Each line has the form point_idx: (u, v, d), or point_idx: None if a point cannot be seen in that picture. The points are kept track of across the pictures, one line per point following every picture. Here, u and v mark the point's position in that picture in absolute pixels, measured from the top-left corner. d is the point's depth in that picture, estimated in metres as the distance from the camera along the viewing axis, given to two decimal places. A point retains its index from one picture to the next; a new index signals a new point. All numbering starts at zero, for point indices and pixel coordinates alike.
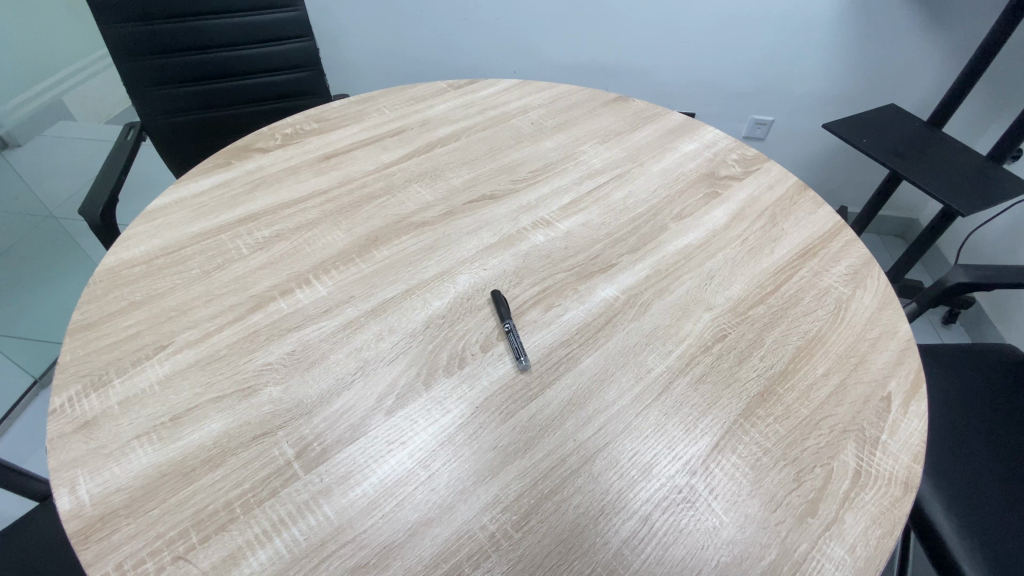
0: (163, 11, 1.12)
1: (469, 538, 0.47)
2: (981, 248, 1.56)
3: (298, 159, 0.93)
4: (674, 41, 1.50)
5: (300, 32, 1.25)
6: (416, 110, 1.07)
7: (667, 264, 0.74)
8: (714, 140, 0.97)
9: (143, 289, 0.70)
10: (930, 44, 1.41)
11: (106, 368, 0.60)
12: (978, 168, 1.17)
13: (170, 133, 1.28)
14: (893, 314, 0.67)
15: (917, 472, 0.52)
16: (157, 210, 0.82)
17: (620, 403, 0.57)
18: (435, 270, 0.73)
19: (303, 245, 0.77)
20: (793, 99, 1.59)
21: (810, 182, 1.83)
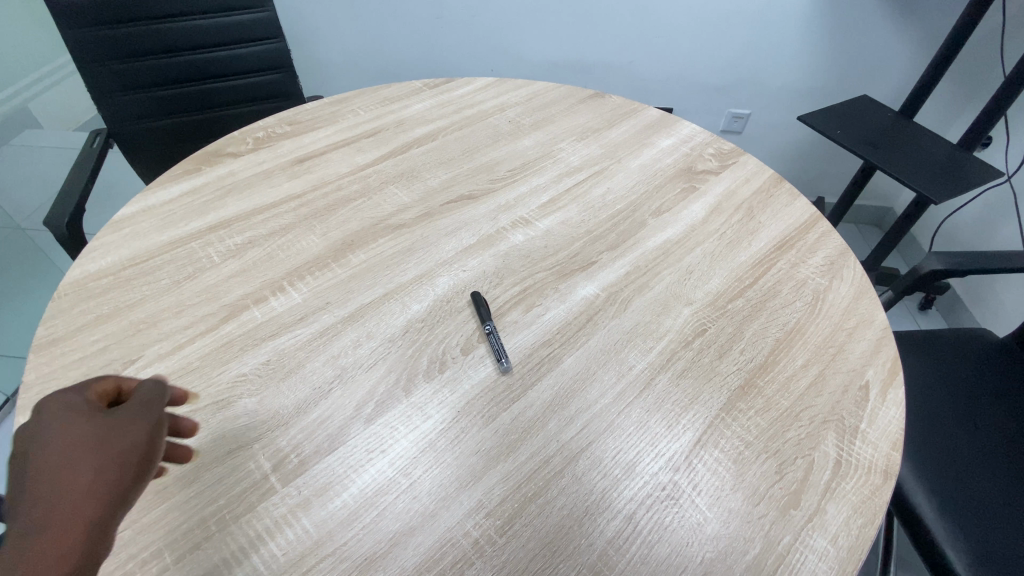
0: (125, 14, 1.09)
1: (452, 545, 0.47)
2: (954, 234, 1.59)
3: (270, 163, 0.91)
4: (648, 37, 1.50)
5: (269, 33, 1.22)
6: (391, 110, 1.05)
7: (646, 259, 0.74)
8: (690, 134, 0.98)
9: (111, 301, 0.67)
10: (899, 36, 1.43)
11: (72, 386, 0.58)
12: (950, 156, 1.19)
13: (138, 139, 1.24)
14: (870, 303, 0.68)
15: (896, 460, 0.52)
16: (123, 220, 0.80)
17: (603, 402, 0.57)
18: (414, 273, 0.72)
19: (276, 251, 0.75)
20: (768, 91, 1.61)
21: (787, 173, 1.85)
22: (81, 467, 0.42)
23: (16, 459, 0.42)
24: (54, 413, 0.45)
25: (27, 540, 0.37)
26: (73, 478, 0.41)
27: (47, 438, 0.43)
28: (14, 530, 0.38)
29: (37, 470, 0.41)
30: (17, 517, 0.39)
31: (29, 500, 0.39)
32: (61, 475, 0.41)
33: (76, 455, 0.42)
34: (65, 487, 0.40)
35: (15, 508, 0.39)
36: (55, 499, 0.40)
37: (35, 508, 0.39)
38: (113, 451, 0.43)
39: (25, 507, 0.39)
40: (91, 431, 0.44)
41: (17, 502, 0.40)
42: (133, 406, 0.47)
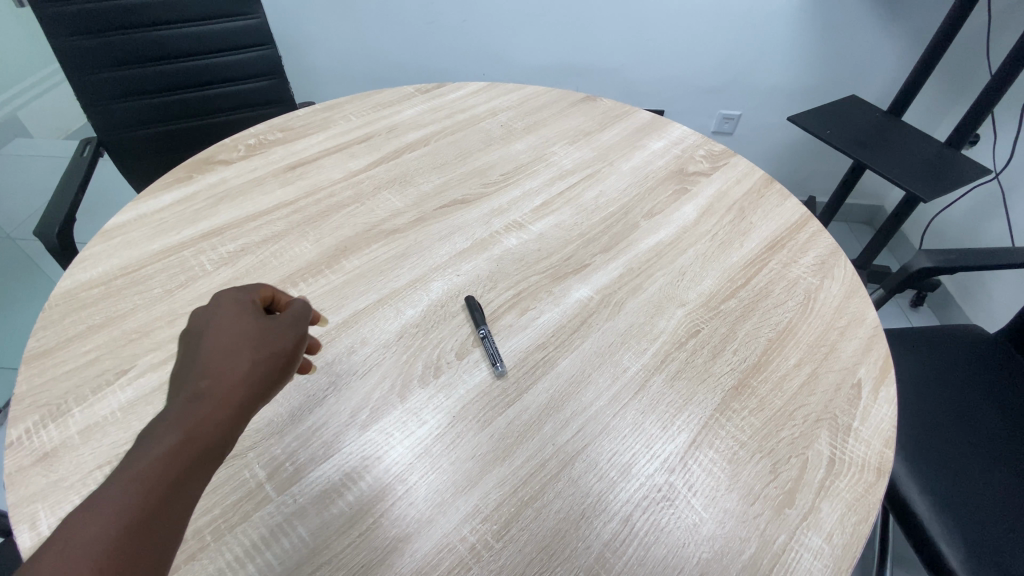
0: (115, 22, 1.09)
1: (449, 551, 0.47)
2: (944, 231, 1.61)
3: (263, 170, 0.91)
4: (638, 40, 1.51)
5: (261, 40, 1.22)
6: (383, 115, 1.05)
7: (639, 261, 0.74)
8: (682, 136, 0.98)
9: (102, 311, 0.67)
10: (886, 36, 1.45)
11: (64, 397, 0.58)
12: (938, 154, 1.21)
13: (129, 147, 1.24)
14: (860, 301, 0.69)
15: (889, 457, 0.53)
16: (114, 229, 0.79)
17: (598, 404, 0.57)
18: (408, 278, 0.72)
19: (269, 258, 0.75)
20: (758, 92, 1.62)
21: (779, 173, 1.86)
22: (239, 359, 0.43)
23: (188, 335, 0.45)
24: (224, 305, 0.47)
25: (188, 408, 0.39)
26: (232, 367, 0.42)
27: (215, 323, 0.45)
28: (179, 395, 0.40)
29: (202, 348, 0.43)
30: (181, 384, 0.41)
31: (192, 371, 0.42)
32: (221, 358, 0.43)
33: (235, 344, 0.44)
34: (221, 368, 0.42)
35: (180, 376, 0.42)
36: (212, 378, 0.41)
37: (197, 380, 0.41)
38: (263, 350, 0.45)
39: (189, 376, 0.41)
40: (252, 327, 0.45)
41: (182, 370, 0.42)
42: (286, 319, 0.48)
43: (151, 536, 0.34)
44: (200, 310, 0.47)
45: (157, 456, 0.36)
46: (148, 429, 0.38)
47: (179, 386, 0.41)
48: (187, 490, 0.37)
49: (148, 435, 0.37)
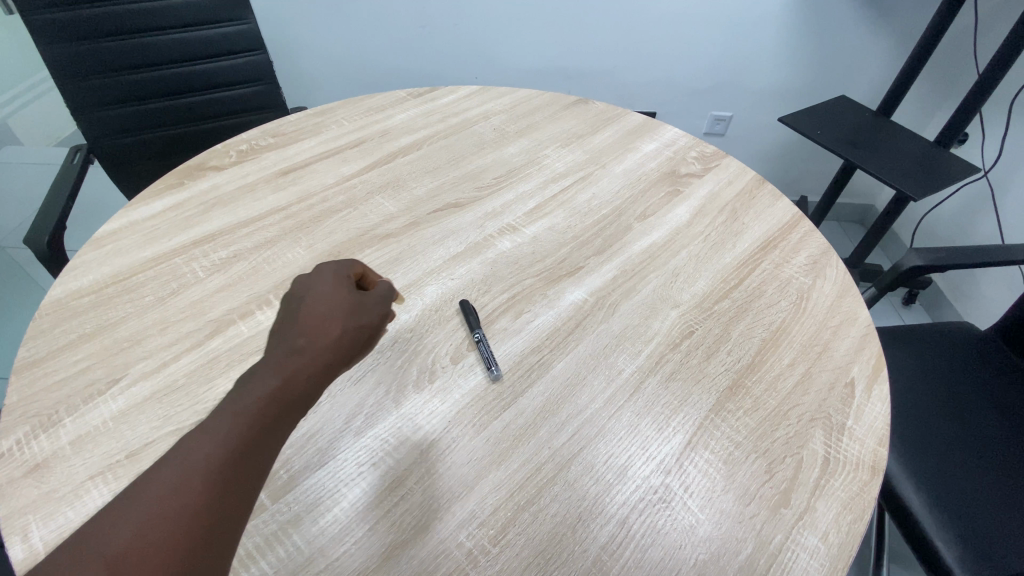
0: (104, 29, 1.08)
1: (446, 557, 0.46)
2: (934, 230, 1.62)
3: (255, 176, 0.91)
4: (630, 42, 1.52)
5: (252, 45, 1.21)
6: (375, 120, 1.05)
7: (633, 263, 0.75)
8: (673, 138, 0.99)
9: (93, 320, 0.66)
10: (874, 37, 1.47)
11: (56, 407, 0.57)
12: (926, 153, 1.22)
13: (119, 153, 1.23)
14: (853, 300, 0.69)
15: (883, 455, 0.53)
16: (105, 236, 0.79)
17: (594, 406, 0.57)
18: (401, 283, 0.72)
19: (262, 264, 0.75)
20: (749, 94, 1.63)
21: (770, 174, 1.87)
22: (331, 325, 0.47)
23: (293, 297, 0.50)
24: (326, 276, 0.52)
25: (286, 359, 0.44)
26: (325, 330, 0.47)
27: (316, 290, 0.50)
28: (281, 346, 0.45)
29: (302, 311, 0.48)
30: (283, 339, 0.46)
31: (292, 330, 0.46)
32: (318, 322, 0.47)
33: (330, 311, 0.48)
34: (315, 331, 0.46)
35: (283, 333, 0.46)
36: (310, 337, 0.46)
37: (295, 339, 0.46)
38: (353, 320, 0.49)
39: (290, 332, 0.46)
40: (347, 299, 0.50)
41: (285, 327, 0.47)
42: (376, 297, 0.52)
43: (240, 467, 0.39)
44: (308, 276, 0.53)
45: (256, 400, 0.41)
46: (253, 370, 0.43)
47: (281, 340, 0.46)
48: (275, 433, 0.42)
49: (250, 380, 0.42)
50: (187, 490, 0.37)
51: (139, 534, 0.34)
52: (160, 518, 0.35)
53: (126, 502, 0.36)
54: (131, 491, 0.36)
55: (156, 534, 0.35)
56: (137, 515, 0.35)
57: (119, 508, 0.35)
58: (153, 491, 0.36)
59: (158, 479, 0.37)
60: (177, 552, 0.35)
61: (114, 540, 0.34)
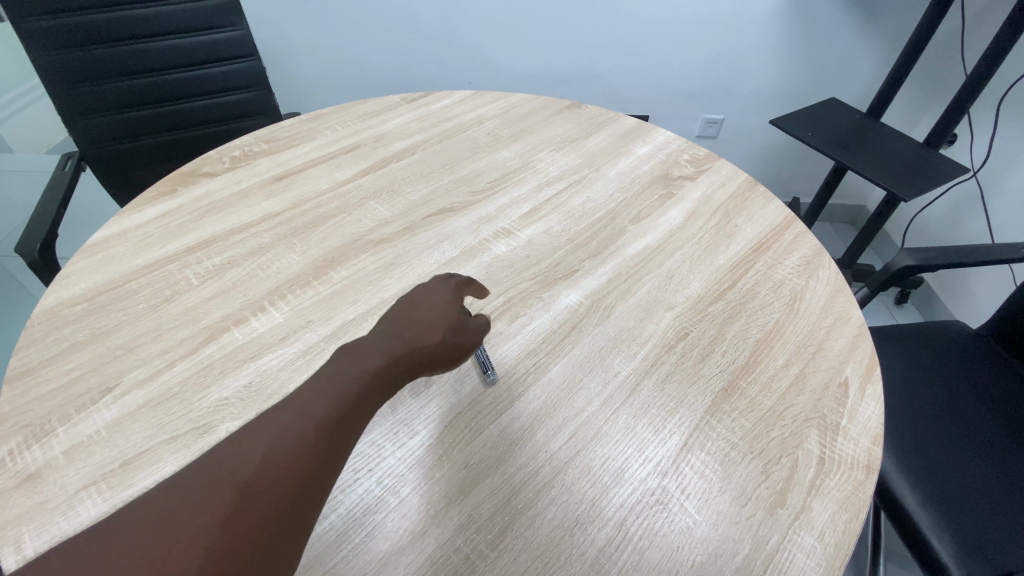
0: (96, 35, 1.08)
1: (444, 562, 0.46)
2: (925, 229, 1.64)
3: (248, 182, 0.91)
4: (621, 46, 1.53)
5: (244, 51, 1.21)
6: (368, 125, 1.05)
7: (627, 266, 0.75)
8: (666, 141, 0.99)
9: (86, 328, 0.66)
10: (863, 40, 1.48)
11: (48, 416, 0.57)
12: (916, 154, 1.23)
13: (111, 161, 1.22)
14: (846, 300, 0.70)
15: (877, 454, 0.53)
16: (96, 244, 0.78)
17: (590, 409, 0.57)
18: (396, 288, 0.72)
19: (256, 271, 0.74)
20: (741, 96, 1.64)
21: (763, 176, 1.88)
22: (433, 332, 0.46)
23: (411, 293, 0.50)
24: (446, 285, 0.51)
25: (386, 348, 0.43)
26: (428, 335, 0.46)
27: (436, 290, 0.50)
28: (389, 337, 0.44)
29: (417, 305, 0.48)
30: (395, 324, 0.46)
31: (407, 320, 0.46)
32: (432, 323, 0.47)
33: (444, 318, 0.47)
34: (426, 330, 0.46)
35: (396, 320, 0.46)
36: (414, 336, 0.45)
37: (407, 328, 0.45)
38: (459, 333, 0.48)
39: (403, 322, 0.46)
40: (455, 314, 0.48)
41: (397, 315, 0.47)
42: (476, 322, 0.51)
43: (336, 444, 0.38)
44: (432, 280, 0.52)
45: (364, 372, 0.41)
46: (359, 347, 0.43)
47: (393, 324, 0.46)
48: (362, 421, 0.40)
49: (358, 352, 0.42)
50: (298, 438, 0.36)
51: (256, 470, 0.34)
52: (274, 460, 0.35)
53: (242, 439, 0.36)
54: (249, 430, 0.36)
55: (270, 472, 0.34)
56: (252, 451, 0.35)
57: (238, 442, 0.36)
58: (269, 432, 0.36)
59: (273, 421, 0.37)
60: (286, 500, 0.34)
61: (231, 470, 0.34)
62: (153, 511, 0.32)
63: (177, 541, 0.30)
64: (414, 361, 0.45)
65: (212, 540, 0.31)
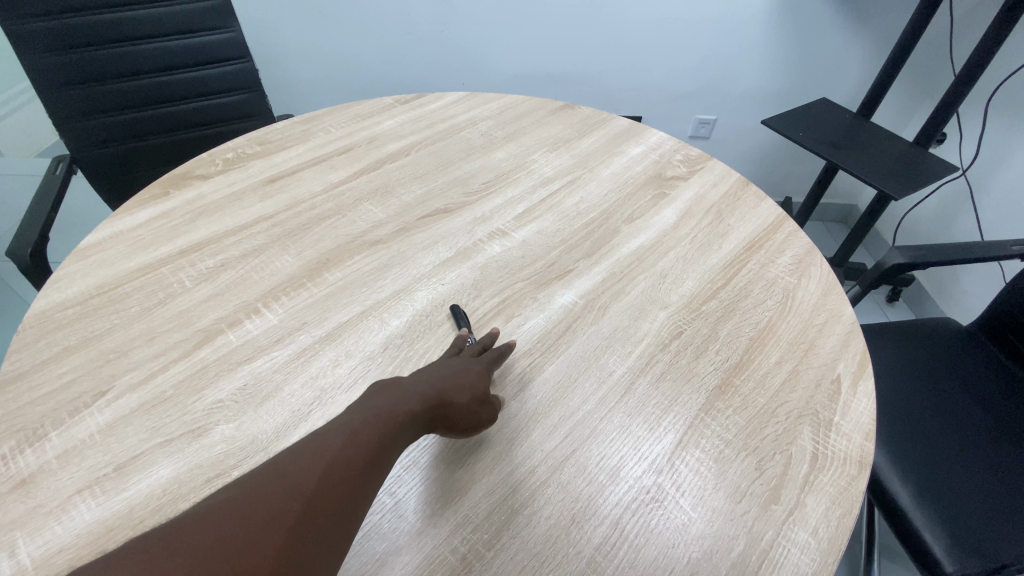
0: (86, 38, 1.07)
1: (440, 562, 0.46)
2: (916, 228, 1.65)
3: (241, 184, 0.90)
4: (614, 48, 1.54)
5: (237, 53, 1.21)
6: (362, 127, 1.05)
7: (621, 266, 0.75)
8: (659, 142, 1.00)
9: (78, 332, 0.66)
10: (853, 40, 1.50)
11: (41, 421, 0.56)
12: (907, 153, 1.25)
13: (102, 164, 1.21)
14: (837, 298, 0.70)
15: (869, 449, 0.54)
16: (88, 248, 0.78)
17: (585, 409, 0.58)
18: (391, 289, 0.72)
19: (249, 273, 0.74)
20: (733, 97, 1.65)
21: (755, 176, 1.90)
22: (461, 395, 0.52)
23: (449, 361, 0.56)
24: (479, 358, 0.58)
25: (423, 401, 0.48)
26: (456, 397, 0.51)
27: (465, 359, 0.57)
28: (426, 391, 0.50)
29: (449, 368, 0.54)
30: (430, 379, 0.51)
31: (440, 379, 0.52)
32: (462, 385, 0.52)
33: (471, 383, 0.53)
34: (456, 388, 0.52)
35: (430, 378, 0.52)
36: (446, 398, 0.50)
37: (442, 384, 0.51)
38: (481, 403, 0.54)
39: (437, 380, 0.52)
40: (481, 382, 0.54)
41: (431, 374, 0.53)
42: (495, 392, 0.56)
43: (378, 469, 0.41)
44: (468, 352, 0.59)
45: (404, 412, 0.46)
46: (402, 392, 0.48)
47: (428, 379, 0.51)
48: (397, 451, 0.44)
49: (399, 395, 0.47)
50: (349, 461, 0.40)
51: (317, 483, 0.37)
52: (331, 477, 0.38)
53: (299, 456, 0.39)
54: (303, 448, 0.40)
55: (329, 485, 0.38)
56: (312, 467, 0.38)
57: (299, 456, 0.39)
58: (325, 451, 0.39)
59: (328, 443, 0.40)
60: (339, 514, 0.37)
61: (297, 478, 0.37)
62: (225, 510, 0.34)
63: (254, 539, 0.33)
64: (439, 414, 0.50)
65: (283, 537, 0.34)
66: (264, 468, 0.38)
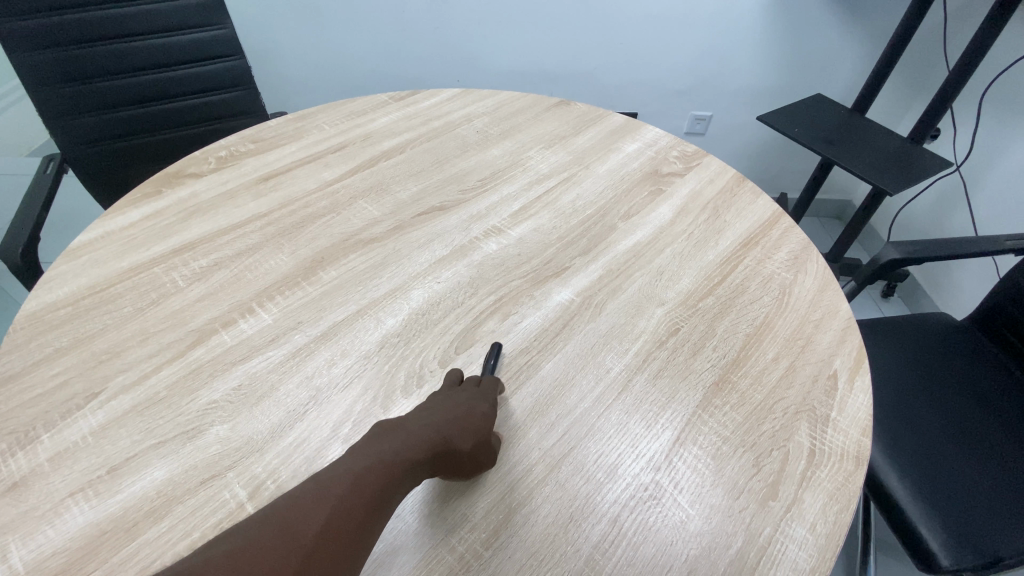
0: (75, 35, 1.06)
1: (438, 562, 0.46)
2: (910, 223, 1.66)
3: (235, 182, 0.90)
4: (609, 44, 1.54)
5: (229, 50, 1.20)
6: (356, 124, 1.05)
7: (618, 263, 0.75)
8: (655, 138, 1.00)
9: (70, 332, 0.65)
10: (848, 36, 1.50)
11: (33, 424, 0.56)
12: (901, 150, 1.25)
13: (93, 162, 1.20)
14: (833, 294, 0.70)
15: (866, 445, 0.54)
16: (80, 247, 0.77)
17: (582, 406, 0.57)
18: (387, 287, 0.71)
19: (243, 273, 0.73)
20: (728, 93, 1.65)
21: (750, 172, 1.90)
22: (465, 440, 0.49)
23: (459, 396, 0.53)
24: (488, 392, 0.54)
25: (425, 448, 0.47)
26: (460, 443, 0.48)
27: (468, 394, 0.53)
28: (430, 437, 0.47)
29: (451, 409, 0.51)
30: (431, 424, 0.48)
31: (442, 424, 0.49)
32: (467, 429, 0.49)
33: (475, 427, 0.50)
34: (458, 435, 0.49)
35: (431, 424, 0.48)
36: (449, 445, 0.48)
37: (448, 428, 0.49)
38: (482, 445, 0.50)
39: (438, 426, 0.49)
40: (487, 423, 0.51)
41: (432, 415, 0.50)
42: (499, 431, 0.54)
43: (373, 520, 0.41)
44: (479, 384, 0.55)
45: (404, 462, 0.45)
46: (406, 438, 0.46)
47: (429, 425, 0.48)
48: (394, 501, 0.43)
49: (398, 441, 0.46)
50: (349, 512, 0.39)
51: (317, 534, 0.37)
52: (332, 528, 0.38)
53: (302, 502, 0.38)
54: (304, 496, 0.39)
55: (330, 537, 0.37)
56: (314, 517, 0.38)
57: (303, 503, 0.38)
58: (329, 498, 0.39)
59: (330, 491, 0.40)
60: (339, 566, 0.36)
61: (299, 529, 0.36)
62: (229, 560, 0.33)
63: None
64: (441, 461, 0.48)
65: None
66: (265, 513, 0.38)
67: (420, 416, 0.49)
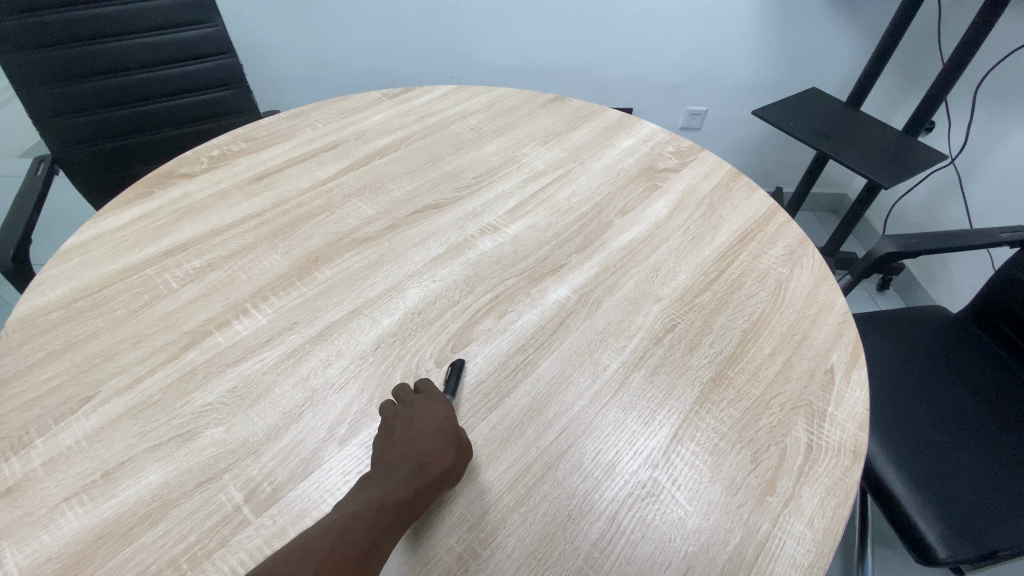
0: (65, 35, 1.05)
1: (436, 562, 0.46)
2: (906, 216, 1.66)
3: (227, 182, 0.89)
4: (603, 39, 1.53)
5: (220, 49, 1.19)
6: (350, 122, 1.04)
7: (614, 259, 0.75)
8: (649, 134, 0.99)
9: (62, 336, 0.64)
10: (842, 29, 1.50)
11: (26, 428, 0.55)
12: (896, 143, 1.25)
13: (84, 164, 1.19)
14: (829, 288, 0.70)
15: (863, 439, 0.54)
16: (72, 249, 0.76)
17: (580, 403, 0.57)
18: (382, 286, 0.71)
19: (236, 273, 0.73)
20: (722, 87, 1.65)
21: (745, 167, 1.90)
22: (439, 456, 0.48)
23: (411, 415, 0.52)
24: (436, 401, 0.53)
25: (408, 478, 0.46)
26: (435, 461, 0.48)
27: (422, 406, 0.53)
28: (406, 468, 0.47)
29: (414, 431, 0.50)
30: (409, 453, 0.48)
31: (413, 447, 0.49)
32: (435, 444, 0.49)
33: (448, 437, 0.50)
34: (436, 452, 0.48)
35: (405, 454, 0.48)
36: (425, 466, 0.47)
37: (417, 453, 0.48)
38: (460, 450, 0.50)
39: (411, 451, 0.48)
40: (450, 427, 0.51)
41: (401, 445, 0.49)
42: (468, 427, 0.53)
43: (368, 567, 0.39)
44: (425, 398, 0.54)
45: (394, 500, 0.44)
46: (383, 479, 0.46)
47: (404, 454, 0.48)
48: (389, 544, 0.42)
49: (385, 485, 0.45)
50: (338, 562, 0.38)
51: None
52: None
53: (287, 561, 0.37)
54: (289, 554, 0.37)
55: None
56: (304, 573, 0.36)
57: (288, 560, 0.37)
58: (317, 550, 0.38)
59: (317, 542, 0.38)
60: None
61: None
62: None
63: None
64: (434, 488, 0.47)
65: None
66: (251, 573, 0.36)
67: (392, 450, 0.49)
